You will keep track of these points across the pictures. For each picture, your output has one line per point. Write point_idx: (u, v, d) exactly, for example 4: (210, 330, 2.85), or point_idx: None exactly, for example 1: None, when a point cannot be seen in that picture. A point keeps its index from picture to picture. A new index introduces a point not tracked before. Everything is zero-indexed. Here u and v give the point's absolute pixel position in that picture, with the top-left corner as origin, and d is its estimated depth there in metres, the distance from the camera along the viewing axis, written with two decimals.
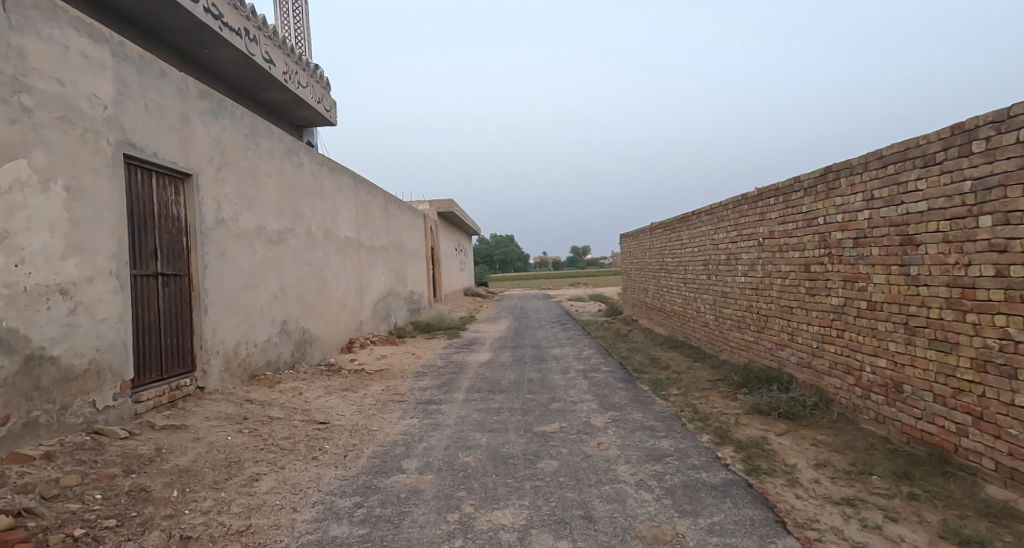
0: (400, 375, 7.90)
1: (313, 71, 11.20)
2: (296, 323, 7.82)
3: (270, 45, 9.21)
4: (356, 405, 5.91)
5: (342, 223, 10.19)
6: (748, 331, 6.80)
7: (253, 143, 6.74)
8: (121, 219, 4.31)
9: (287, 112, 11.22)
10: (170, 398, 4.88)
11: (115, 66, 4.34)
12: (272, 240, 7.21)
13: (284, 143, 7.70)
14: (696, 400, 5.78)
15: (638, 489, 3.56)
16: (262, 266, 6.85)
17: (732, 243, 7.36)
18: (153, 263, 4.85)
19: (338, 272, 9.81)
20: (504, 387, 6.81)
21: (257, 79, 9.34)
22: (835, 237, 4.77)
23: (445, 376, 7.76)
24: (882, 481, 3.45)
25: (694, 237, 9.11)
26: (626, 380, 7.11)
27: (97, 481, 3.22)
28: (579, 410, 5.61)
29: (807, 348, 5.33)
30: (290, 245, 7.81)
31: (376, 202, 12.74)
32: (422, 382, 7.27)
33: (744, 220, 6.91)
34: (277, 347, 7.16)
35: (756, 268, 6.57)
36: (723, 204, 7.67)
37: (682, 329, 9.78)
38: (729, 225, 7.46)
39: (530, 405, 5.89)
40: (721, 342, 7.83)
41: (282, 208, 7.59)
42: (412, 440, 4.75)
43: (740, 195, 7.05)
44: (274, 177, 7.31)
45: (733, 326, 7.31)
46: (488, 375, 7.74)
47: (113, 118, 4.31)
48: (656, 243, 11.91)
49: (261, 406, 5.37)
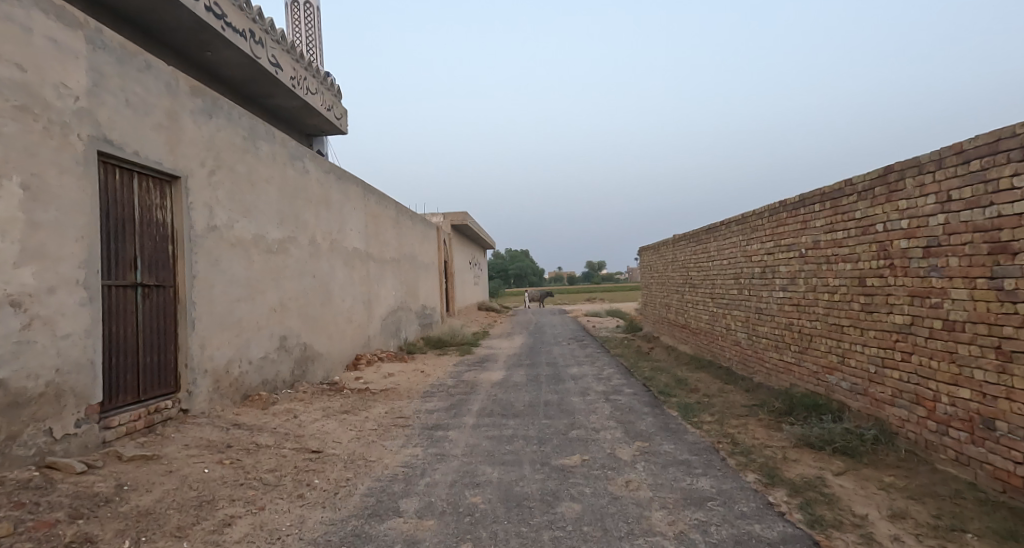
0: (406, 395, 7.35)
1: (322, 78, 10.93)
2: (296, 338, 7.36)
3: (278, 49, 8.90)
4: (354, 431, 5.36)
5: (350, 234, 9.76)
6: (788, 352, 6.19)
7: (252, 147, 6.35)
8: (92, 222, 3.87)
9: (296, 120, 10.93)
10: (147, 423, 4.39)
11: (90, 54, 3.93)
12: (271, 249, 6.78)
13: (286, 148, 7.31)
14: (734, 430, 5.14)
15: (679, 544, 2.96)
16: (258, 278, 6.39)
17: (768, 255, 6.74)
18: (132, 272, 4.40)
19: (344, 284, 9.36)
20: (519, 411, 6.23)
21: (264, 85, 9.04)
22: (898, 246, 4.17)
23: (455, 397, 7.19)
24: (983, 542, 2.81)
25: (724, 249, 8.50)
26: (653, 404, 6.48)
27: (33, 530, 2.70)
28: (603, 440, 5.02)
29: (863, 372, 4.72)
30: (291, 256, 7.38)
31: (387, 213, 12.36)
32: (430, 404, 6.73)
33: (783, 228, 6.30)
34: (276, 364, 6.72)
35: (797, 281, 5.96)
36: (757, 212, 7.06)
37: (710, 348, 9.16)
38: (765, 234, 6.85)
39: (547, 432, 5.30)
40: (755, 363, 7.23)
41: (283, 217, 7.17)
42: (414, 475, 4.19)
43: (778, 201, 6.44)
44: (274, 183, 6.89)
45: (770, 345, 6.70)
46: (501, 396, 7.16)
47: (87, 111, 3.88)
48: (680, 257, 11.28)
49: (249, 432, 4.84)
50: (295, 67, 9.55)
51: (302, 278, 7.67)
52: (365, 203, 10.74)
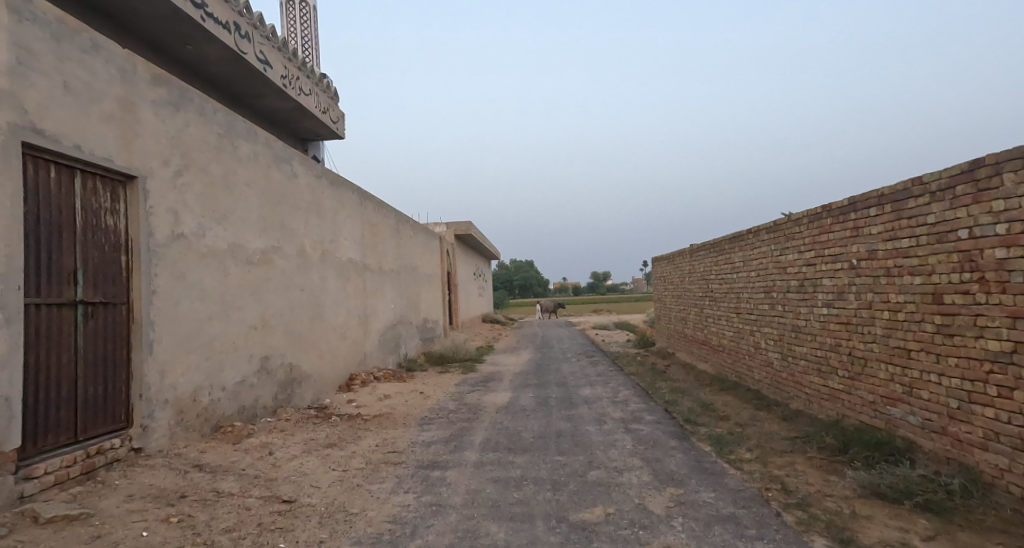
0: (402, 423, 6.59)
1: (317, 78, 10.33)
2: (280, 359, 6.64)
3: (266, 45, 8.29)
4: (337, 471, 4.61)
5: (344, 244, 9.07)
6: (836, 377, 5.42)
7: (229, 146, 5.68)
8: (11, 227, 3.18)
9: (290, 123, 10.32)
10: (86, 468, 3.66)
11: (14, 26, 3.26)
12: (251, 260, 6.08)
13: (270, 149, 6.65)
14: (782, 473, 4.36)
15: None
16: (233, 292, 5.69)
17: (808, 266, 5.99)
18: (70, 288, 3.70)
19: (337, 298, 8.66)
20: (527, 445, 5.47)
21: (252, 84, 8.42)
22: (991, 256, 3.43)
23: (456, 426, 6.42)
24: None
25: (751, 259, 7.76)
26: (680, 436, 5.71)
27: None
28: (628, 484, 4.26)
29: (939, 407, 3.96)
30: (275, 267, 6.68)
31: (386, 222, 11.70)
32: (427, 435, 5.97)
33: (826, 236, 5.56)
34: (255, 389, 6.00)
35: (846, 297, 5.21)
36: (793, 219, 6.33)
37: (736, 368, 8.40)
38: (803, 243, 6.10)
39: (561, 473, 4.55)
40: (792, 388, 6.47)
41: (265, 225, 6.48)
42: (403, 535, 3.43)
43: (820, 206, 5.70)
44: (254, 187, 6.22)
45: (812, 369, 5.94)
46: (507, 425, 6.40)
47: (7, 93, 3.21)
48: (698, 268, 10.54)
49: (211, 475, 4.10)
50: (286, 65, 8.94)
51: (287, 292, 6.97)
52: (361, 211, 10.07)
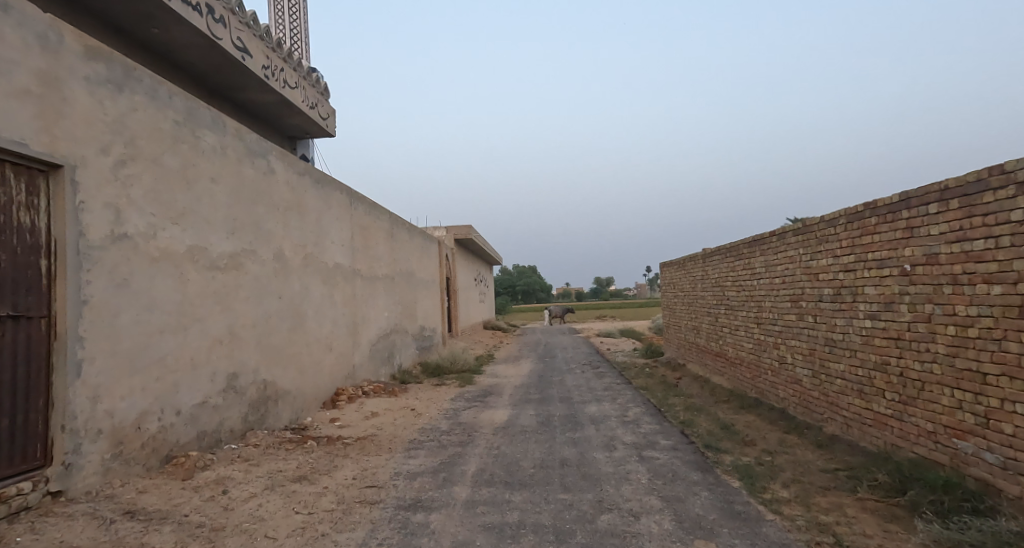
0: (387, 448, 5.88)
1: (305, 72, 9.69)
2: (251, 375, 5.95)
3: (245, 32, 7.65)
4: (301, 515, 3.90)
5: (330, 247, 8.40)
6: (884, 400, 4.70)
7: (188, 136, 5.01)
8: None
9: (275, 119, 9.69)
10: None
11: None
12: (216, 266, 5.41)
13: (241, 141, 5.98)
14: (831, 520, 3.64)
15: None
16: (193, 302, 5.01)
17: (846, 272, 5.29)
18: None
19: (322, 306, 7.98)
20: (527, 477, 4.76)
21: (230, 74, 7.78)
22: None
23: (447, 452, 5.71)
24: None
25: (774, 265, 7.06)
26: (701, 466, 5.00)
27: None
28: (646, 534, 3.54)
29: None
30: (246, 273, 6.00)
31: (379, 224, 11.03)
32: (414, 464, 5.25)
33: (870, 238, 4.85)
34: (219, 411, 5.31)
35: (896, 308, 4.50)
36: (827, 219, 5.62)
37: (757, 384, 7.68)
38: (839, 246, 5.40)
39: (566, 518, 3.83)
40: (826, 409, 5.76)
41: (235, 226, 5.81)
42: None
43: (862, 204, 5.00)
44: (221, 183, 5.55)
45: (851, 389, 5.23)
46: (504, 451, 5.69)
47: None
48: (712, 274, 9.83)
49: (143, 526, 3.40)
50: (268, 55, 8.30)
51: (261, 301, 6.29)
52: (351, 212, 9.41)
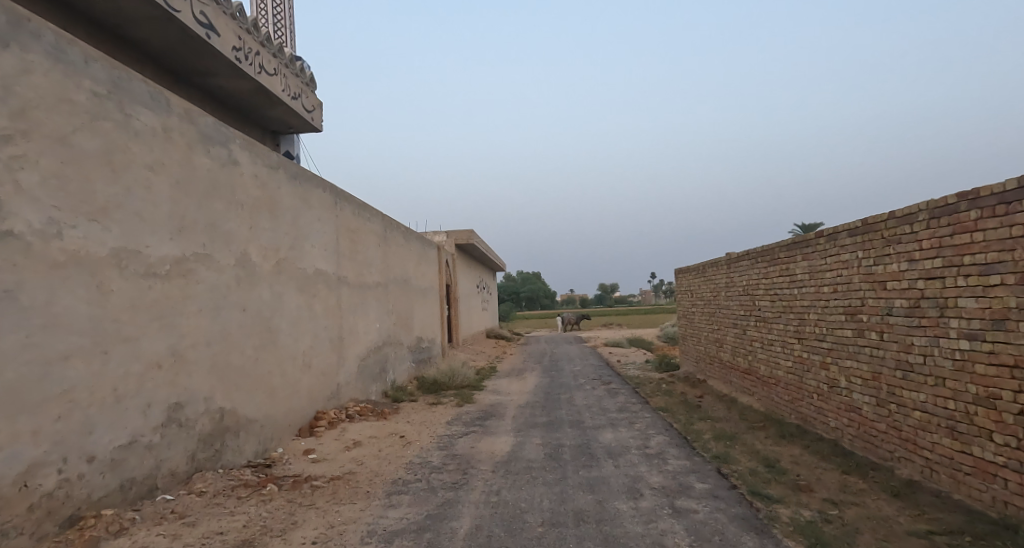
0: (364, 493, 4.86)
1: (286, 57, 8.75)
2: (202, 405, 4.94)
3: (213, 6, 6.69)
4: None
5: (309, 252, 7.41)
6: (992, 444, 3.66)
7: (114, 112, 4.06)
8: None
9: (253, 109, 8.75)
10: None
11: None
12: (153, 273, 4.42)
13: (192, 125, 5.02)
14: None
15: None
16: (118, 318, 4.02)
17: (929, 280, 4.26)
18: None
19: (298, 319, 6.99)
20: (533, 540, 3.75)
21: (195, 54, 6.83)
22: None
23: (436, 498, 4.70)
24: None
25: (822, 270, 6.03)
26: (753, 525, 3.96)
27: None
28: None
29: None
30: (198, 281, 5.01)
31: (370, 227, 10.07)
32: (393, 517, 4.24)
33: (969, 238, 3.83)
34: (155, 453, 4.30)
35: (1011, 328, 3.48)
36: (900, 215, 4.60)
37: (799, 408, 6.64)
38: (918, 248, 4.38)
39: None
40: (899, 447, 4.71)
41: (183, 225, 4.83)
42: None
43: (955, 195, 3.98)
44: (162, 172, 4.57)
45: (938, 425, 4.19)
46: (505, 497, 4.68)
47: None
48: (739, 281, 8.80)
49: None
50: (242, 35, 7.35)
51: (218, 314, 5.30)
52: (336, 213, 8.45)
